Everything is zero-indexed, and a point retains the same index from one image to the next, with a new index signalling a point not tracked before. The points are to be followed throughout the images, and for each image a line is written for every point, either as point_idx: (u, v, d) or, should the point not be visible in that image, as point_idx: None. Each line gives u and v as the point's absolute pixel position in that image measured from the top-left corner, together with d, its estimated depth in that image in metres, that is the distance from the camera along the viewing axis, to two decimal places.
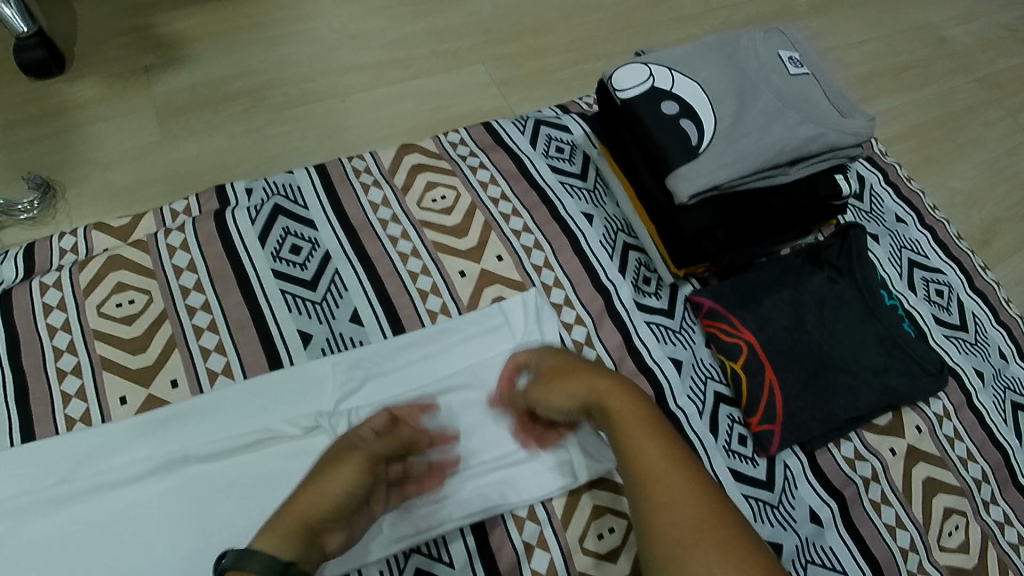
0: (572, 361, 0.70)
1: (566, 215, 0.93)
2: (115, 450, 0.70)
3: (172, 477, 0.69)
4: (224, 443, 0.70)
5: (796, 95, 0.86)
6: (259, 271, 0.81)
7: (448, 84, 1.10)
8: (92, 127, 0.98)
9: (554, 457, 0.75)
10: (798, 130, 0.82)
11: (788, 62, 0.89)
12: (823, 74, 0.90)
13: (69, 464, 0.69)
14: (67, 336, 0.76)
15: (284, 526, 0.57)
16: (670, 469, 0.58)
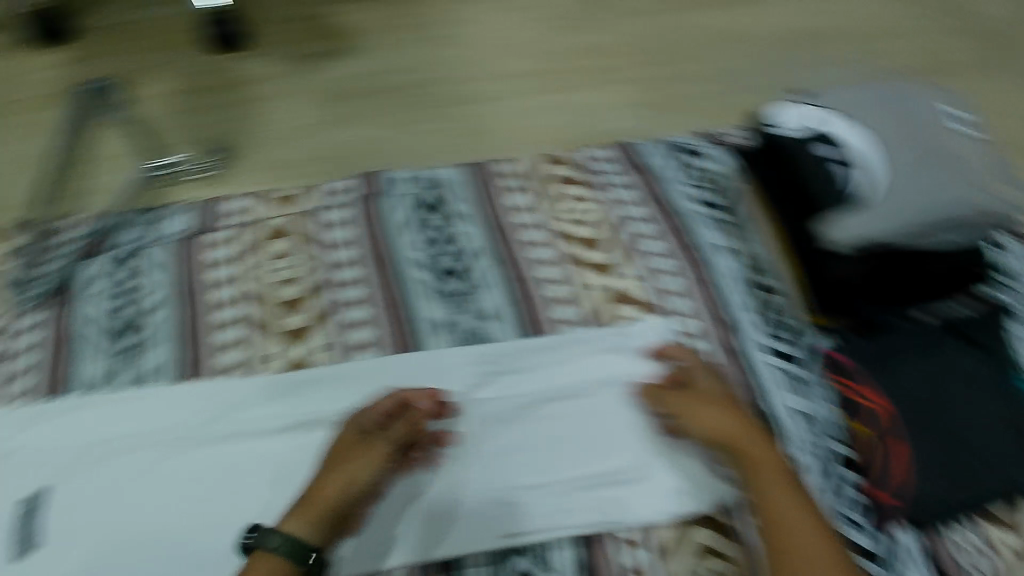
0: (720, 391, 0.77)
1: (703, 243, 0.92)
2: (256, 404, 0.75)
3: (308, 436, 0.75)
4: (357, 410, 0.76)
5: (952, 155, 0.89)
6: (406, 257, 0.86)
7: (596, 99, 1.11)
8: (264, 103, 1.06)
9: (671, 482, 0.76)
10: (954, 193, 0.86)
11: (947, 117, 0.92)
12: (973, 136, 0.93)
13: (216, 406, 0.75)
14: (230, 290, 0.83)
15: (306, 514, 0.66)
16: (802, 523, 0.65)
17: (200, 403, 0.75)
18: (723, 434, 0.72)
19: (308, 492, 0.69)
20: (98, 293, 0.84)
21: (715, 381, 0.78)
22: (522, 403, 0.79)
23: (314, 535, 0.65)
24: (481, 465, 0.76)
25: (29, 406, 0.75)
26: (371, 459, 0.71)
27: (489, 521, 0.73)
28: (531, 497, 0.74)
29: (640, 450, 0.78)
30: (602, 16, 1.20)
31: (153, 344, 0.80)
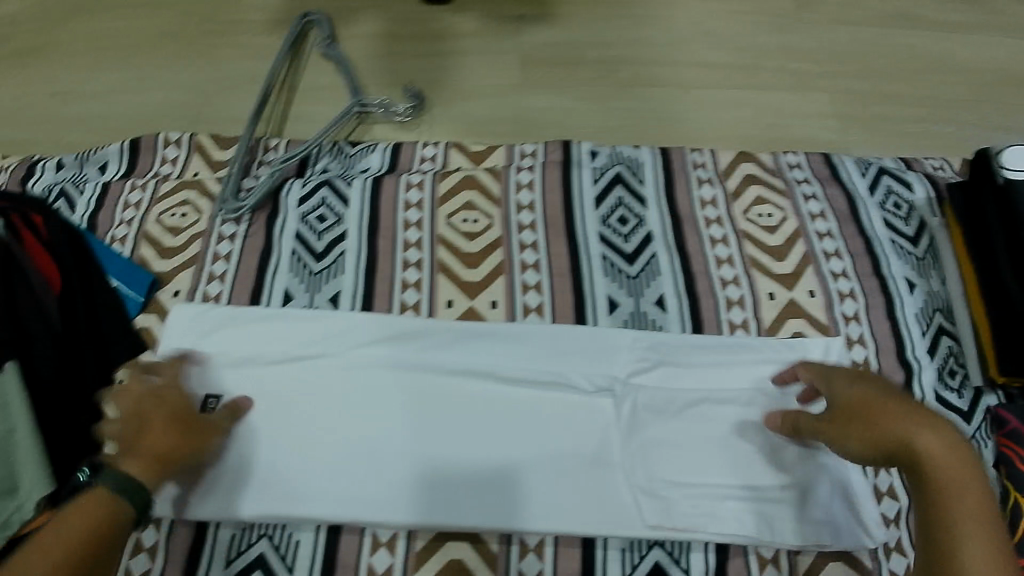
0: (869, 390, 0.63)
1: (888, 274, 0.89)
2: (430, 346, 0.79)
3: (474, 386, 0.77)
4: (525, 372, 0.78)
5: None
6: (587, 230, 0.87)
7: (790, 104, 1.08)
8: (462, 57, 1.08)
9: (818, 514, 0.73)
10: None
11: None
12: None
13: (391, 340, 0.79)
14: (417, 233, 0.87)
15: (146, 464, 0.61)
16: None
17: (376, 334, 0.79)
18: (893, 447, 0.58)
19: (125, 447, 0.63)
20: (296, 214, 0.89)
21: (853, 382, 0.65)
22: (681, 399, 0.77)
23: (151, 479, 0.61)
24: (625, 455, 0.75)
25: (224, 308, 0.81)
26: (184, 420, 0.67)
27: (629, 509, 0.73)
28: (675, 494, 0.73)
29: (792, 475, 0.74)
30: (809, 18, 1.16)
31: (341, 271, 0.85)
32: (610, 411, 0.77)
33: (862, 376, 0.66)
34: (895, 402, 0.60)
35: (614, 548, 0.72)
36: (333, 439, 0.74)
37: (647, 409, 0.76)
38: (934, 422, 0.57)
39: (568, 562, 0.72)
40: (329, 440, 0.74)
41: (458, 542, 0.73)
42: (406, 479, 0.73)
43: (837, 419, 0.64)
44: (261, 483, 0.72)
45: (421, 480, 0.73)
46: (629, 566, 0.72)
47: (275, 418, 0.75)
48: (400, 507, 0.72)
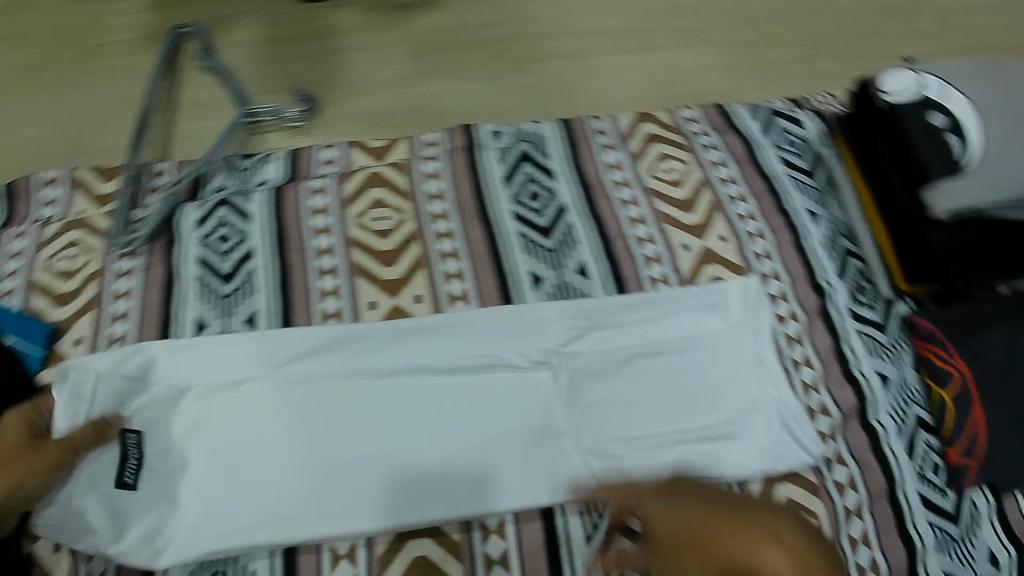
0: (686, 516, 0.59)
1: (791, 209, 0.93)
2: (359, 349, 0.77)
3: (412, 382, 0.76)
4: (459, 360, 0.78)
5: None
6: (499, 211, 0.87)
7: (681, 61, 1.10)
8: (350, 53, 1.04)
9: (759, 442, 0.77)
10: None
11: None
12: None
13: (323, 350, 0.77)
14: (327, 239, 0.84)
15: None
16: None
17: (308, 346, 0.77)
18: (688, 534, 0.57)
19: None
20: (196, 239, 0.86)
21: (671, 501, 0.61)
22: (617, 359, 0.79)
23: None
24: (571, 423, 0.76)
25: (134, 346, 0.76)
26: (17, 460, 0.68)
27: (582, 473, 0.74)
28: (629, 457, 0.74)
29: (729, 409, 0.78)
30: None
31: (254, 290, 0.82)
32: (549, 383, 0.77)
33: (674, 493, 0.62)
34: (739, 517, 0.57)
35: (572, 513, 0.73)
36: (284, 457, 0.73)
37: (585, 373, 0.78)
38: (777, 532, 0.55)
39: (530, 536, 0.72)
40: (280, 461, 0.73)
41: (419, 538, 0.72)
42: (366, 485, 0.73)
43: (676, 546, 0.58)
44: (222, 516, 0.71)
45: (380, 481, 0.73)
46: (590, 527, 0.73)
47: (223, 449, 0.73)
48: (367, 510, 0.72)
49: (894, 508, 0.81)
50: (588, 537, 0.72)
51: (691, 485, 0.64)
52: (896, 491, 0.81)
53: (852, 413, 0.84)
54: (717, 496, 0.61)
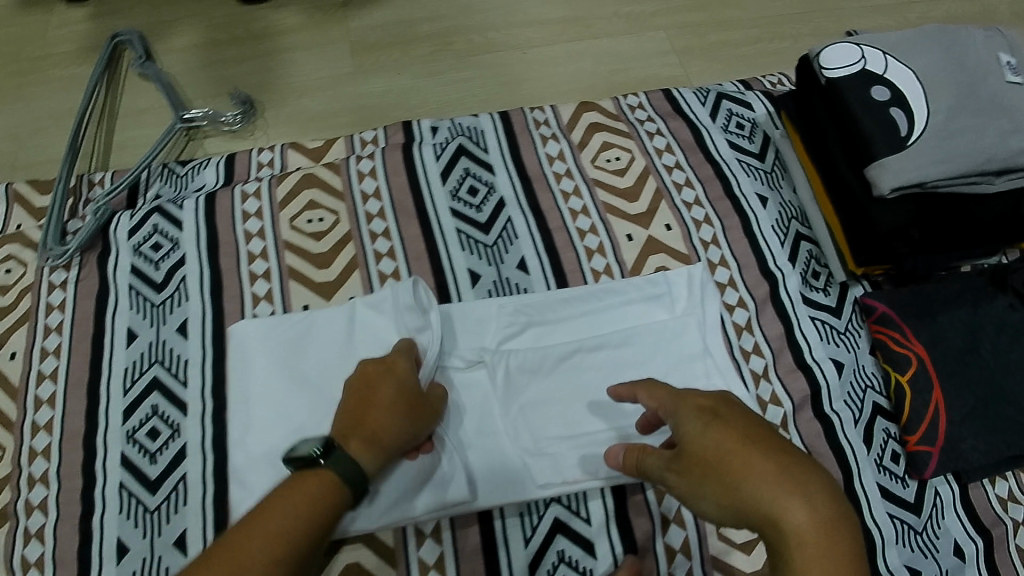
0: (726, 437, 0.50)
1: (740, 193, 0.90)
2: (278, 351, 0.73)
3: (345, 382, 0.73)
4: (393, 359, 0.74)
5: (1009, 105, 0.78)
6: (437, 206, 0.85)
7: (629, 48, 1.08)
8: (290, 53, 1.04)
9: None
10: (1006, 146, 0.76)
11: (1007, 69, 0.81)
12: None
13: (300, 344, 0.73)
14: (260, 243, 0.83)
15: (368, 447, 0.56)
16: (819, 534, 0.45)
17: (285, 340, 0.73)
18: (712, 461, 0.50)
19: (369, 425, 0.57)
20: (127, 247, 0.84)
21: (710, 426, 0.52)
22: (555, 354, 0.76)
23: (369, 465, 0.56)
24: (507, 423, 0.73)
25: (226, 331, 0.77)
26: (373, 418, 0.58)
27: (519, 472, 0.71)
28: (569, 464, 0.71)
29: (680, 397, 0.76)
30: None
31: (186, 297, 0.80)
32: (485, 381, 0.75)
33: (719, 415, 0.52)
34: (778, 463, 0.48)
35: (512, 515, 0.72)
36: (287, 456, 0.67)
37: (521, 371, 0.75)
38: (808, 488, 0.47)
39: (468, 539, 0.71)
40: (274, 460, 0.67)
41: (353, 544, 0.70)
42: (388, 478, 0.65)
43: (694, 466, 0.51)
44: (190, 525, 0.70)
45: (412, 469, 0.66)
46: (529, 529, 0.72)
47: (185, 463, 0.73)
48: (408, 500, 0.66)
49: (850, 500, 0.78)
50: (526, 540, 0.71)
51: (735, 406, 0.55)
52: (854, 481, 0.78)
53: (806, 402, 0.81)
54: (760, 429, 0.52)
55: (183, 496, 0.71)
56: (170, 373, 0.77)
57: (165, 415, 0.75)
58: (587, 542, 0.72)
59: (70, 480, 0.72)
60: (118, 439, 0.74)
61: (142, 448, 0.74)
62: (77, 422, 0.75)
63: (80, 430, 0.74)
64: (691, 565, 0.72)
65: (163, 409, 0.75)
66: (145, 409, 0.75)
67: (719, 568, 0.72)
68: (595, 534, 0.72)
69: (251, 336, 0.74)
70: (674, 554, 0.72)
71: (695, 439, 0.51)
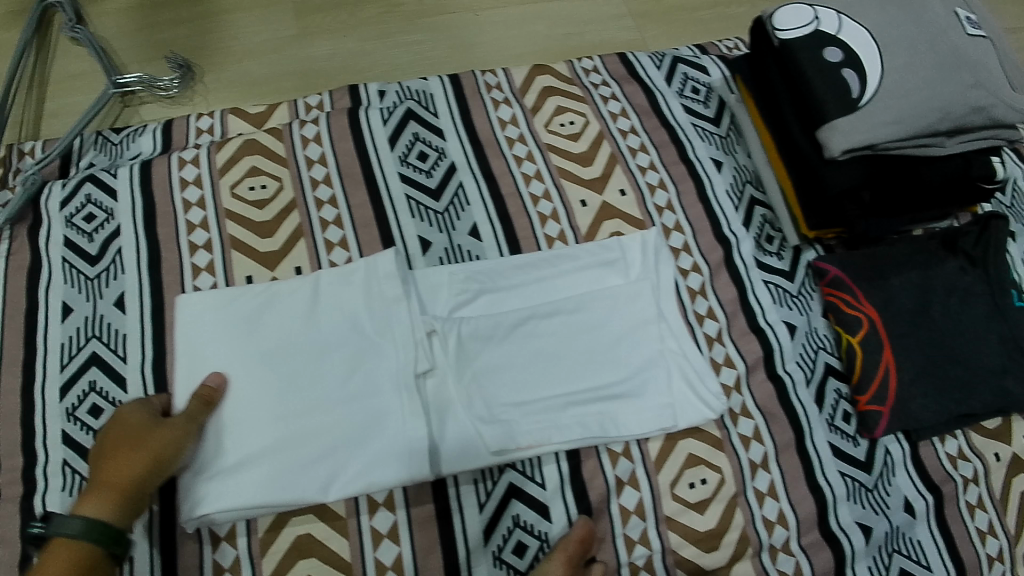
0: None
1: (694, 157, 0.90)
2: (227, 326, 0.71)
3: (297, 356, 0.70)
4: (344, 330, 0.72)
5: (968, 59, 0.77)
6: (386, 173, 0.82)
7: (585, 10, 1.06)
8: (232, 15, 1.00)
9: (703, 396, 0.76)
10: (965, 100, 0.76)
11: (966, 23, 0.81)
12: (998, 44, 0.82)
13: (261, 316, 0.71)
14: (200, 212, 0.79)
15: (97, 499, 0.59)
16: None
17: (247, 313, 0.71)
18: None
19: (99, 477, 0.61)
20: (60, 219, 0.79)
21: None
22: (508, 321, 0.75)
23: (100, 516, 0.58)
24: (460, 393, 0.71)
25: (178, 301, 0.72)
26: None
27: (471, 440, 0.70)
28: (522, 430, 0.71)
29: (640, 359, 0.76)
30: None
31: (123, 270, 0.76)
32: (434, 350, 0.72)
33: None
34: None
35: (466, 481, 0.71)
36: (258, 427, 0.67)
37: (474, 338, 0.73)
38: None
39: (422, 507, 0.70)
40: (245, 429, 0.67)
41: (303, 515, 0.69)
42: (364, 449, 0.67)
43: None
44: None
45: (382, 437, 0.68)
46: (482, 495, 0.71)
47: None
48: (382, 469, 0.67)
49: (804, 459, 0.78)
50: (480, 505, 0.71)
51: None
52: (805, 439, 0.79)
53: (758, 364, 0.82)
54: None
55: None
56: (109, 347, 0.73)
57: (104, 391, 0.72)
58: (542, 506, 0.72)
59: (9, 460, 0.69)
60: (58, 417, 0.70)
61: (83, 425, 0.70)
62: (11, 400, 0.71)
63: (14, 407, 0.70)
64: (646, 526, 0.73)
65: (103, 385, 0.72)
66: (82, 386, 0.72)
67: (675, 529, 0.73)
68: (550, 499, 0.72)
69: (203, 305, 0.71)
70: (629, 516, 0.73)
71: None
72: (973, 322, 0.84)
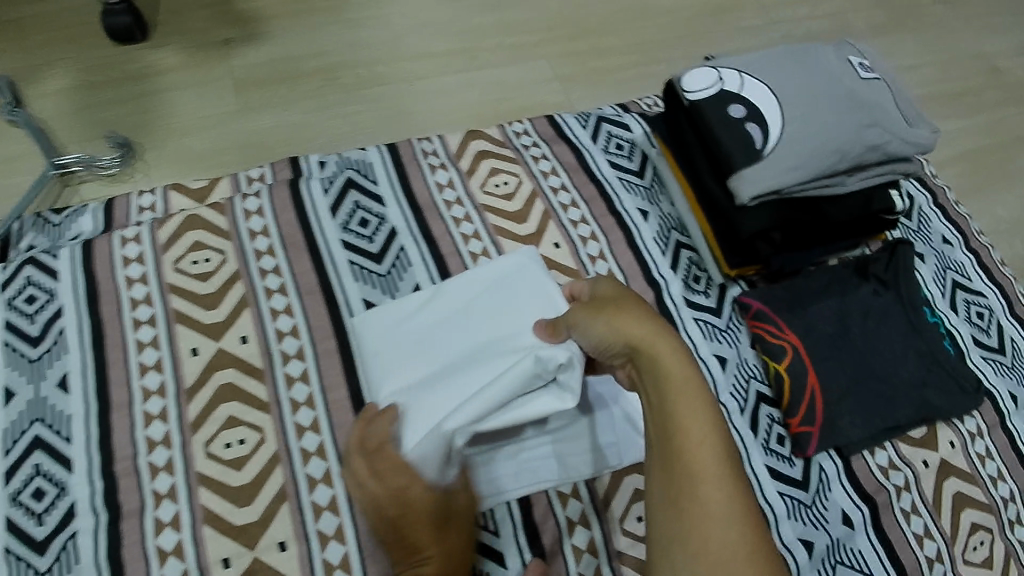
0: (695, 412, 0.53)
1: (622, 209, 0.96)
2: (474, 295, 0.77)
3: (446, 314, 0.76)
4: (439, 317, 0.76)
5: (863, 101, 0.86)
6: (329, 241, 0.85)
7: (514, 75, 1.13)
8: (171, 93, 1.03)
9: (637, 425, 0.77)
10: (860, 138, 0.83)
11: (859, 68, 0.89)
12: (891, 85, 0.90)
13: (448, 294, 0.78)
14: (143, 288, 0.81)
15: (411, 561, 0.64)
16: (706, 436, 0.53)
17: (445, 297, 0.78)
18: (675, 438, 0.53)
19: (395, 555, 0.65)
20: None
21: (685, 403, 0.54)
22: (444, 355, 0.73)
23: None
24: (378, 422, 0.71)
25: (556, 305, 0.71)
26: (655, 329, 0.57)
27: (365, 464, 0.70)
28: (500, 457, 0.74)
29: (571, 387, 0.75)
30: None
31: (66, 350, 0.77)
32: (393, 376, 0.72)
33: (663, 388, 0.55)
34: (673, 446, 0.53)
35: None
36: (454, 346, 0.73)
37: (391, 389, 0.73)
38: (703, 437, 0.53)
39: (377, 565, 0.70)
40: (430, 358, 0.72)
41: None
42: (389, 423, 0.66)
43: (673, 449, 0.53)
44: None
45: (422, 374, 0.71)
46: None
47: (78, 523, 0.69)
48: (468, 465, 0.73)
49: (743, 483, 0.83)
50: None
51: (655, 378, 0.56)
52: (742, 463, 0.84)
53: None
54: (704, 419, 0.53)
55: (74, 555, 0.67)
56: (52, 429, 0.73)
57: (49, 474, 0.71)
58: (497, 553, 0.73)
59: None
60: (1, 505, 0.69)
61: (27, 511, 0.69)
62: None
63: None
64: (599, 562, 0.75)
65: (48, 468, 0.71)
66: (27, 470, 0.71)
67: (626, 564, 0.75)
68: (503, 545, 0.74)
69: (519, 261, 0.79)
70: (581, 554, 0.75)
71: (688, 429, 0.53)
72: (890, 344, 0.91)
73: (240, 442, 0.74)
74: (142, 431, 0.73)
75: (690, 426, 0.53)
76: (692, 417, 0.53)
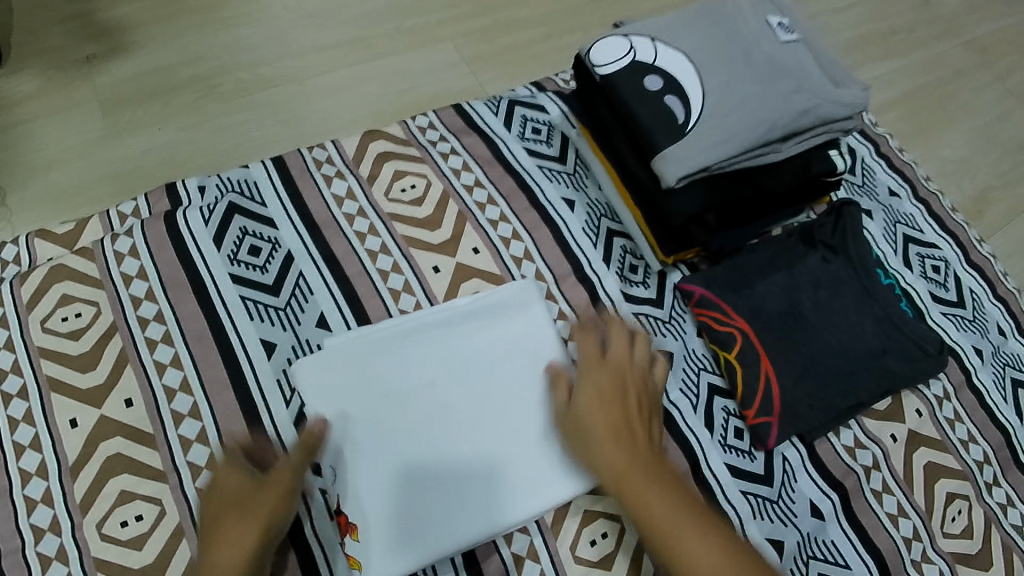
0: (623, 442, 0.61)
1: (545, 201, 0.87)
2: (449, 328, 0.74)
3: (413, 344, 0.73)
4: (410, 345, 0.73)
5: (784, 66, 0.78)
6: (215, 277, 0.76)
7: (416, 63, 1.03)
8: (32, 124, 0.91)
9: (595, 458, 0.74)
10: (789, 105, 0.75)
11: (778, 29, 0.81)
12: (811, 44, 0.82)
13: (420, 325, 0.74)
14: (9, 356, 0.71)
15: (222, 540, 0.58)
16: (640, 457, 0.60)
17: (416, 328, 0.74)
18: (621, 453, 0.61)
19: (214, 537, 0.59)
20: None
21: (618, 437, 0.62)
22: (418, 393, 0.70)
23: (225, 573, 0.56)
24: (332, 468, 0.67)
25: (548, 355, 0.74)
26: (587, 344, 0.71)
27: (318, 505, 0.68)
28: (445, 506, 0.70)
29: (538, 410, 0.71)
30: None
31: None
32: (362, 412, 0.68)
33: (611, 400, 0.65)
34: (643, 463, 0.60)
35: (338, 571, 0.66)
36: (440, 393, 0.71)
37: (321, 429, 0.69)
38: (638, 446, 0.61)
39: None
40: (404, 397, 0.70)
41: None
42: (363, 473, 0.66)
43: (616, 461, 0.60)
44: None
45: (452, 430, 0.69)
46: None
47: None
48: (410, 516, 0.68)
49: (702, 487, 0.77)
50: None
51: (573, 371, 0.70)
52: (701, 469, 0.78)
53: None
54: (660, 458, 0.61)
55: None
56: None
57: None
58: None
59: None
60: None
61: None
62: None
63: None
64: None
65: None
66: None
67: None
68: None
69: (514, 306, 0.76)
70: None
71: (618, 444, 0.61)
72: (844, 314, 0.84)
73: (137, 518, 0.65)
74: (23, 522, 0.65)
75: (623, 440, 0.61)
76: (619, 438, 0.62)
